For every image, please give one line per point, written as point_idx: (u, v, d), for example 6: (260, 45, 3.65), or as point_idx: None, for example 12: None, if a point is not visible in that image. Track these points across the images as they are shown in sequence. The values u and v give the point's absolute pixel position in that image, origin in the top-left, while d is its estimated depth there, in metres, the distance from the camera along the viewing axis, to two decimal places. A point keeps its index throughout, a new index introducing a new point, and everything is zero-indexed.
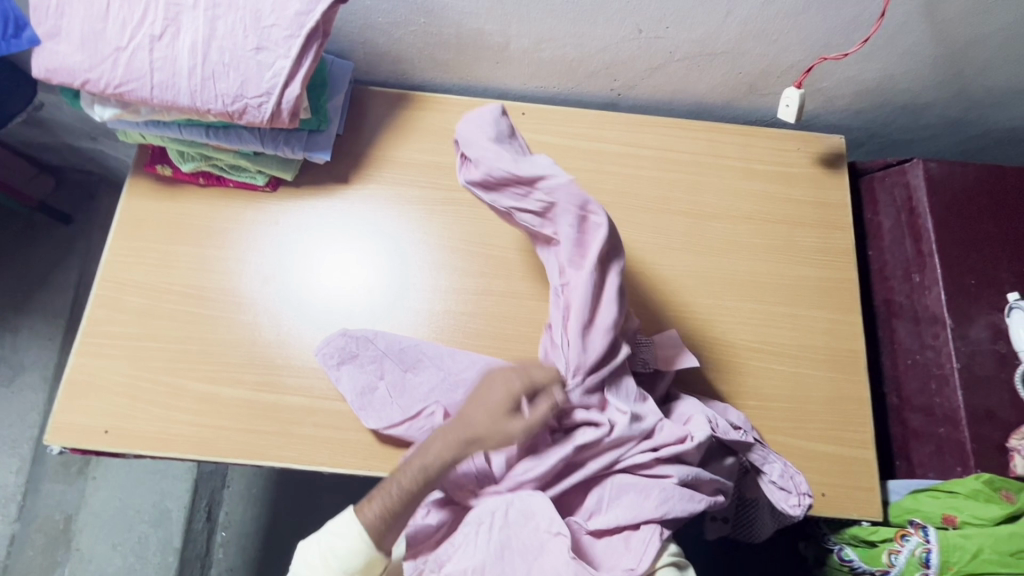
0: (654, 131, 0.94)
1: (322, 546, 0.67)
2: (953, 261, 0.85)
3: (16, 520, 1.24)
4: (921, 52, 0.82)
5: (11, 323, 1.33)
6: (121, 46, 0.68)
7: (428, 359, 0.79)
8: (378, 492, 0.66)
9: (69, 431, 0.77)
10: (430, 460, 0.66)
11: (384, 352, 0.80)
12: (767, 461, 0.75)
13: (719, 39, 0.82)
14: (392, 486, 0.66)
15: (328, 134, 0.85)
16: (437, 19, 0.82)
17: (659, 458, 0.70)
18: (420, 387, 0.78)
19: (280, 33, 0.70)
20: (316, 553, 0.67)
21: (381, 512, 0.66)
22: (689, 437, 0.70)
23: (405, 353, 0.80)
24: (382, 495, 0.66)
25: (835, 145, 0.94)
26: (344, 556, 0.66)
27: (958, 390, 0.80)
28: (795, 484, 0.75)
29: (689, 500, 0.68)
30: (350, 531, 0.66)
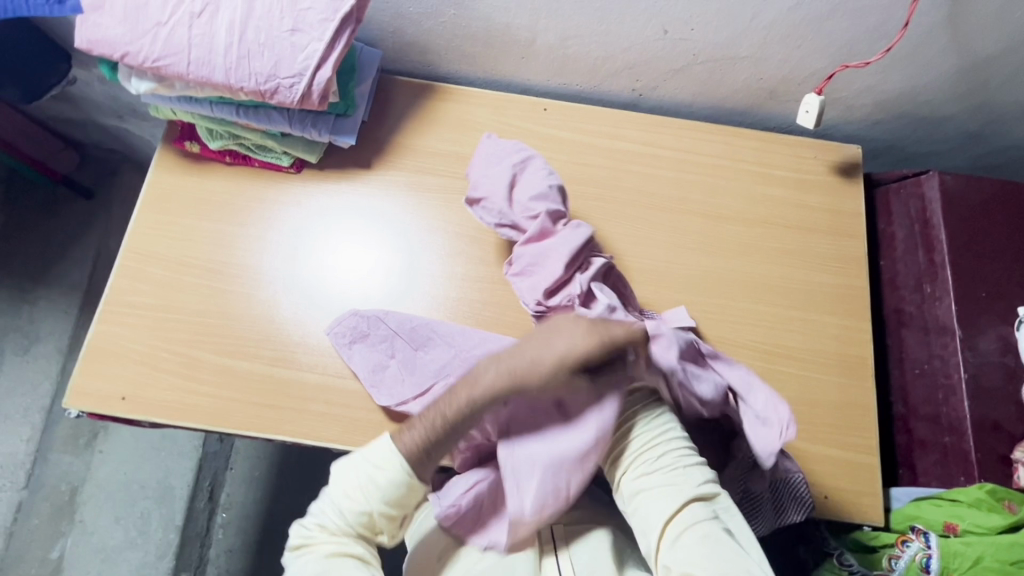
0: (673, 133, 0.95)
1: (365, 465, 0.67)
2: (964, 273, 0.86)
3: (23, 489, 1.26)
4: (941, 66, 0.84)
5: (28, 295, 1.34)
6: (162, 21, 0.70)
7: (438, 337, 0.81)
8: (420, 420, 0.68)
9: (87, 396, 0.78)
10: (475, 393, 0.67)
11: (394, 331, 0.81)
12: (750, 390, 0.76)
13: (743, 43, 0.83)
14: (432, 419, 0.67)
15: (355, 119, 0.86)
16: (467, 12, 0.83)
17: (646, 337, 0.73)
18: (431, 363, 0.80)
19: (315, 17, 0.72)
20: (356, 471, 0.67)
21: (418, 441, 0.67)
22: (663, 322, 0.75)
23: (416, 332, 0.81)
24: (420, 424, 0.68)
25: (852, 154, 0.95)
26: (385, 486, 0.66)
27: (965, 400, 0.81)
28: (776, 416, 0.73)
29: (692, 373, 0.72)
30: (391, 465, 0.66)
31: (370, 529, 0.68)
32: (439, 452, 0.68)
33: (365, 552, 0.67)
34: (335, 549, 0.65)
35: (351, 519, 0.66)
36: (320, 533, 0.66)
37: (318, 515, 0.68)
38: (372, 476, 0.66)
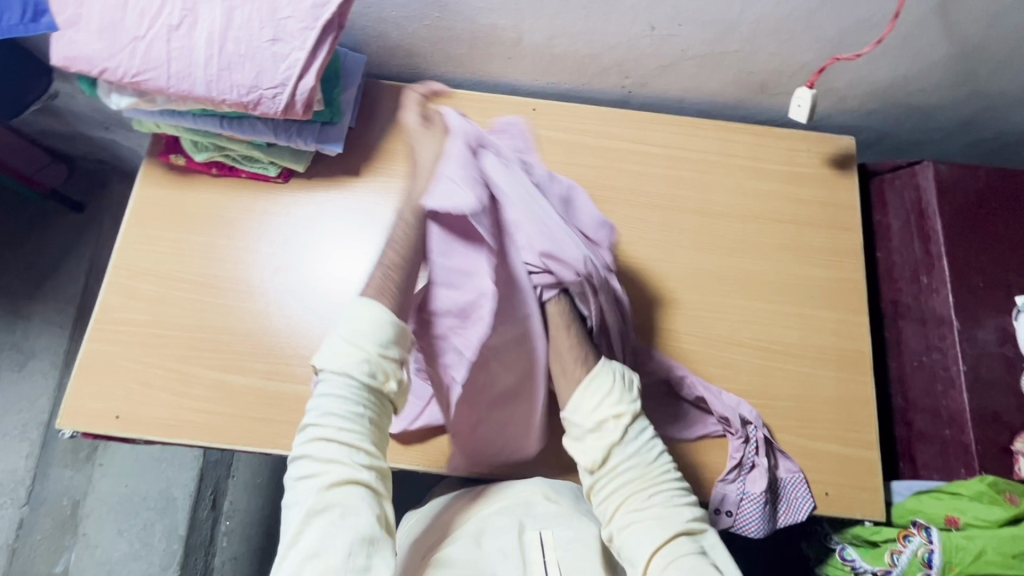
0: (664, 129, 0.94)
1: (345, 336, 0.62)
2: (961, 263, 0.85)
3: (25, 505, 1.26)
4: (933, 55, 0.82)
5: (22, 310, 1.34)
6: (139, 35, 0.69)
7: None
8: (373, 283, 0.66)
9: (81, 416, 0.78)
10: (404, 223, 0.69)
11: None
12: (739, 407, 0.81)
13: (732, 37, 0.82)
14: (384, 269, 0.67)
15: (342, 126, 0.85)
16: (451, 14, 0.82)
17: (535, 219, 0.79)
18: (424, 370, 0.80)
19: (296, 25, 0.71)
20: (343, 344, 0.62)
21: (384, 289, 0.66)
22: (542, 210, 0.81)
23: None
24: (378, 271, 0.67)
25: (846, 146, 0.94)
26: (372, 334, 0.62)
27: (964, 392, 0.80)
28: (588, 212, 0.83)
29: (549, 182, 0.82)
30: (372, 316, 0.62)
31: (379, 379, 0.62)
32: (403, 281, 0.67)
33: (377, 456, 0.61)
34: (337, 431, 0.59)
35: (347, 404, 0.60)
36: (323, 429, 0.60)
37: (317, 430, 0.60)
38: (362, 354, 0.61)
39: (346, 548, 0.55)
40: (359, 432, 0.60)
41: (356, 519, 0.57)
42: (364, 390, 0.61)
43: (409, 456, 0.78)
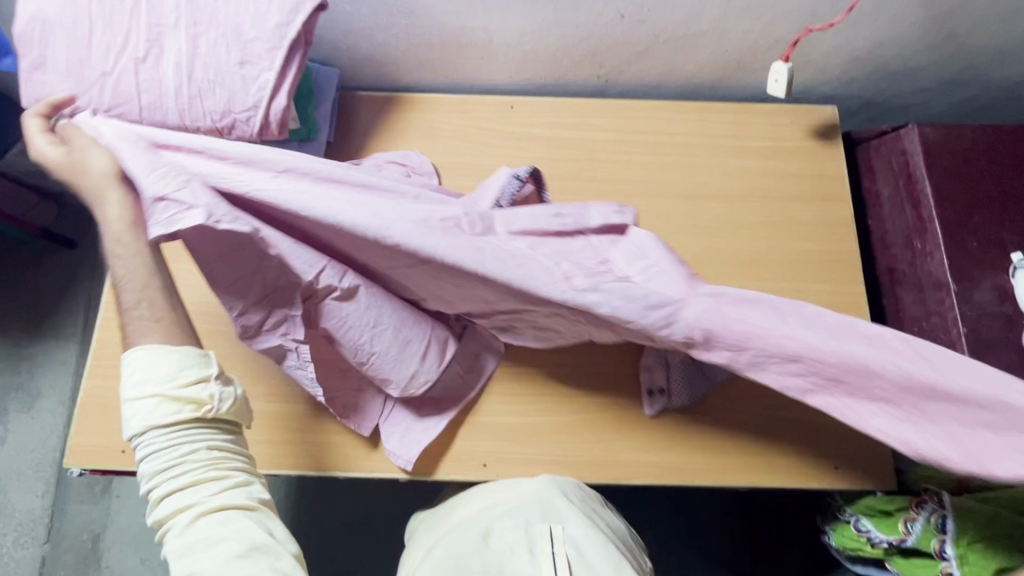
0: (645, 116, 0.93)
1: (133, 397, 0.58)
2: (953, 226, 0.84)
3: (46, 543, 1.27)
4: (907, 18, 0.81)
5: (25, 351, 1.35)
6: (107, 70, 0.68)
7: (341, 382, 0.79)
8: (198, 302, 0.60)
9: (88, 453, 0.78)
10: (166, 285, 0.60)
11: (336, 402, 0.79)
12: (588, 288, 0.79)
13: (703, 18, 0.81)
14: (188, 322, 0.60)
15: (320, 141, 0.85)
16: (419, 20, 0.81)
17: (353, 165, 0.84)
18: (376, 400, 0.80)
19: (262, 46, 0.70)
20: (139, 403, 0.58)
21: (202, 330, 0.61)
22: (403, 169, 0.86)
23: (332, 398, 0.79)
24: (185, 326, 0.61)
25: (829, 116, 0.93)
26: (159, 374, 0.58)
27: (966, 354, 0.80)
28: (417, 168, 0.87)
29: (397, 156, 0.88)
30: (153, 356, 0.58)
31: (196, 411, 0.59)
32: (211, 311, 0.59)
33: (223, 475, 0.59)
34: (170, 482, 0.57)
35: (166, 454, 0.57)
36: (160, 485, 0.57)
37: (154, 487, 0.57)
38: (160, 396, 0.57)
39: (225, 567, 0.55)
40: (192, 467, 0.58)
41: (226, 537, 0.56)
42: (179, 431, 0.58)
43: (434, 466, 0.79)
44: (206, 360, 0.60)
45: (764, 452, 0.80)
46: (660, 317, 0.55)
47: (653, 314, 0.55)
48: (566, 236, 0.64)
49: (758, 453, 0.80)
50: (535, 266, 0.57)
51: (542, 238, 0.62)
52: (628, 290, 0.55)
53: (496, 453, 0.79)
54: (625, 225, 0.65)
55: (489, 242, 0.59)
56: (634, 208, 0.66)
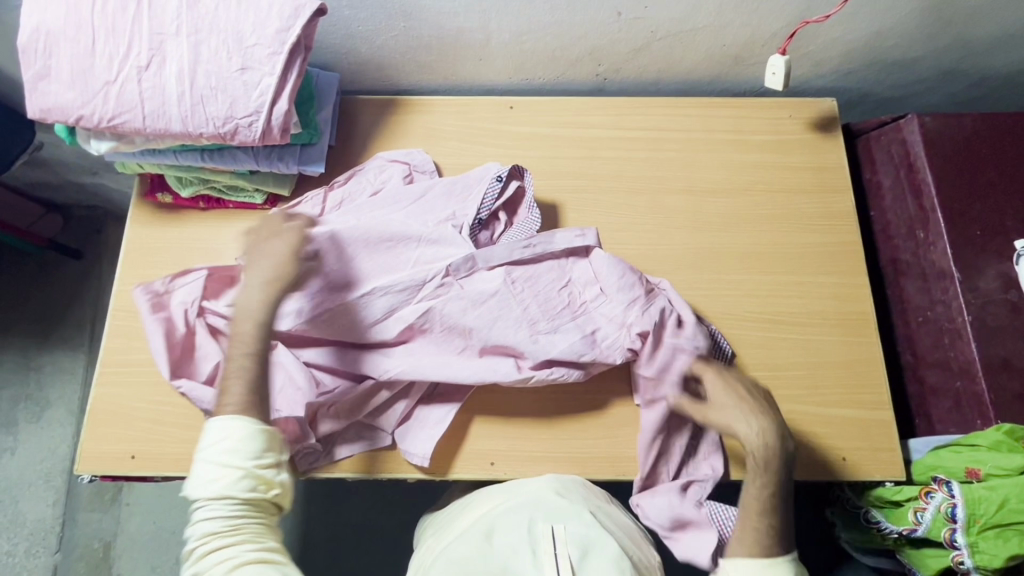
0: (644, 112, 0.94)
1: (207, 459, 0.63)
2: (955, 215, 0.84)
3: (57, 552, 1.27)
4: (904, 9, 0.82)
5: (33, 361, 1.36)
6: (110, 79, 0.69)
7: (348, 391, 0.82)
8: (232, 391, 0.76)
9: (98, 460, 0.79)
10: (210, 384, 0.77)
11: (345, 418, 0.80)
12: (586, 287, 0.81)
13: (700, 14, 0.81)
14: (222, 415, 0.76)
15: (321, 146, 0.86)
16: (417, 23, 0.82)
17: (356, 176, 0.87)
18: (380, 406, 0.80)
19: (263, 52, 0.71)
20: (211, 465, 0.63)
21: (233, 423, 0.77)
22: (409, 174, 0.88)
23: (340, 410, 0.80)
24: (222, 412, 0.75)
25: (828, 108, 0.94)
26: (237, 446, 0.63)
27: (972, 342, 0.80)
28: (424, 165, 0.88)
29: (401, 155, 0.89)
30: (237, 425, 0.64)
31: (261, 488, 0.64)
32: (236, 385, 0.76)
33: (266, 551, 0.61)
34: (223, 543, 0.61)
35: (225, 521, 0.61)
36: (210, 543, 0.61)
37: (202, 546, 0.61)
38: (234, 465, 0.62)
39: None
40: (245, 539, 0.61)
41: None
42: (242, 505, 0.63)
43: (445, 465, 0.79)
44: (279, 446, 0.66)
45: None
46: (587, 340, 0.76)
47: (585, 345, 0.75)
48: (536, 260, 0.80)
49: None
50: (505, 318, 0.76)
51: (513, 276, 0.78)
52: (572, 334, 0.76)
53: (502, 451, 0.80)
54: (587, 246, 0.81)
55: (474, 285, 0.78)
56: (594, 230, 0.81)
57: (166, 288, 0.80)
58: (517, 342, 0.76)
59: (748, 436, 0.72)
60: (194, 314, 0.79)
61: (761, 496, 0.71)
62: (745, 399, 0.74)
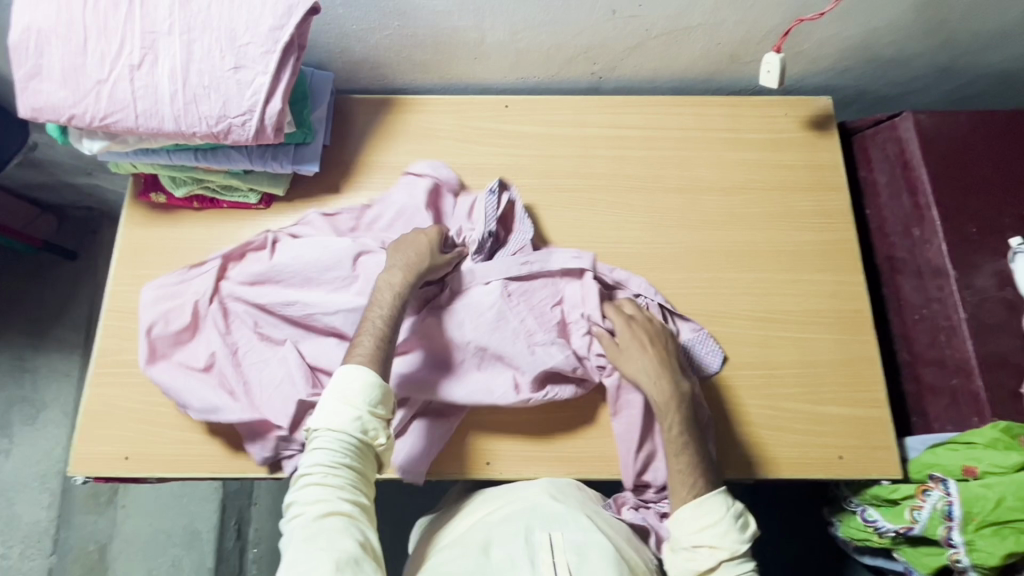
0: (639, 111, 0.94)
1: (337, 397, 0.68)
2: (951, 212, 0.84)
3: (52, 554, 1.27)
4: (898, 7, 0.82)
5: (28, 362, 1.35)
6: (103, 78, 0.69)
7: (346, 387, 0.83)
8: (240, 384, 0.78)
9: (92, 461, 0.79)
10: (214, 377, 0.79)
11: None
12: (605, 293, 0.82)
13: (694, 12, 0.81)
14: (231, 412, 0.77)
15: (315, 146, 0.85)
16: (411, 22, 0.82)
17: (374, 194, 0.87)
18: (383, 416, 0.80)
19: (256, 50, 0.71)
20: (336, 401, 0.68)
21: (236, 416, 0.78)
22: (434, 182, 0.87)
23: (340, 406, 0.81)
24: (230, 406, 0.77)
25: (823, 106, 0.93)
26: (364, 393, 0.68)
27: (968, 340, 0.80)
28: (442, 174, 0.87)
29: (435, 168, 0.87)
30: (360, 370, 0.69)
31: (368, 436, 0.69)
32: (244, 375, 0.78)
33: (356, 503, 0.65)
34: (323, 481, 0.65)
35: (336, 458, 0.66)
36: (315, 478, 0.65)
37: (309, 477, 0.65)
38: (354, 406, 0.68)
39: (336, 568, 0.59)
40: (342, 485, 0.65)
41: (350, 539, 0.61)
42: (353, 448, 0.67)
43: (442, 465, 0.79)
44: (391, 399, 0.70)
45: (767, 443, 0.80)
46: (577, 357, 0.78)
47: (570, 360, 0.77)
48: (530, 276, 0.80)
49: (763, 445, 0.80)
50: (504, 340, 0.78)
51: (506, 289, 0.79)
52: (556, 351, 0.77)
53: (497, 450, 0.79)
54: (582, 268, 0.81)
55: (471, 299, 0.79)
56: (591, 255, 0.81)
57: (181, 281, 0.82)
58: (513, 355, 0.77)
59: (656, 387, 0.75)
60: (205, 303, 0.81)
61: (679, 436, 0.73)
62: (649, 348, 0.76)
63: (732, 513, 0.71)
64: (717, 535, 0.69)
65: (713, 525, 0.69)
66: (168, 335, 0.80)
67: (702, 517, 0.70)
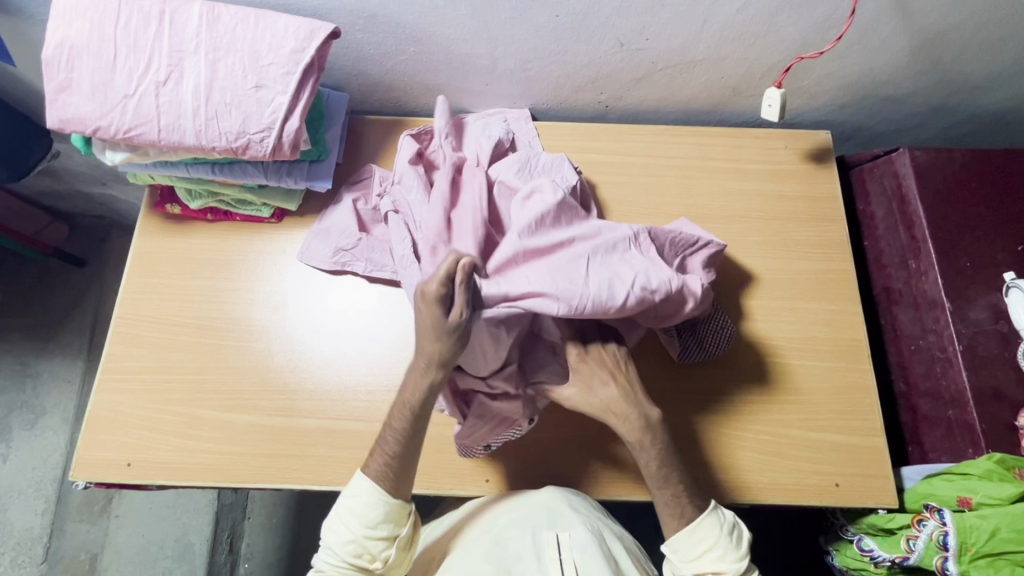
0: (644, 139, 0.96)
1: (344, 508, 0.71)
2: (947, 246, 0.86)
3: (43, 562, 1.26)
4: (894, 48, 0.85)
5: (30, 368, 1.36)
6: (129, 93, 0.72)
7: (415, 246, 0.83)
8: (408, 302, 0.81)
9: (95, 466, 0.79)
10: (297, 362, 0.84)
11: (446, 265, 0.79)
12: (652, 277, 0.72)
13: (700, 46, 0.85)
14: (349, 415, 0.82)
15: (329, 163, 0.88)
16: (426, 48, 0.85)
17: (423, 158, 0.88)
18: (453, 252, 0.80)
19: (278, 71, 0.74)
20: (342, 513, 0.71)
21: (349, 410, 0.82)
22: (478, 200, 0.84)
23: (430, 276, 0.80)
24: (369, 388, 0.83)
25: (822, 140, 0.96)
26: (366, 511, 0.70)
27: (962, 371, 0.81)
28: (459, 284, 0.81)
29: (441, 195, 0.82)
30: (364, 487, 0.71)
31: (366, 557, 0.71)
32: (358, 374, 0.84)
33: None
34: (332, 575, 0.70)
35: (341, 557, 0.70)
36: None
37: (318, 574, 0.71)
38: (351, 528, 0.70)
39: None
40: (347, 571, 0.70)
41: None
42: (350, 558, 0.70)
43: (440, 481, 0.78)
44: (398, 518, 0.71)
45: (766, 469, 0.80)
46: (575, 173, 0.86)
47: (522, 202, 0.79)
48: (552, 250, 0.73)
49: (754, 471, 0.80)
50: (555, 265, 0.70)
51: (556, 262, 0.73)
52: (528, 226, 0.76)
53: (495, 466, 0.80)
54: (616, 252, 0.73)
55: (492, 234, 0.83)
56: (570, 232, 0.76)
57: (369, 205, 0.90)
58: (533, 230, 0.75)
59: (657, 464, 0.72)
60: (373, 213, 0.90)
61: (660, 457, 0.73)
62: (618, 380, 0.74)
63: (726, 530, 0.73)
64: (715, 561, 0.72)
65: (710, 551, 0.72)
66: (371, 213, 0.90)
67: (693, 548, 0.72)
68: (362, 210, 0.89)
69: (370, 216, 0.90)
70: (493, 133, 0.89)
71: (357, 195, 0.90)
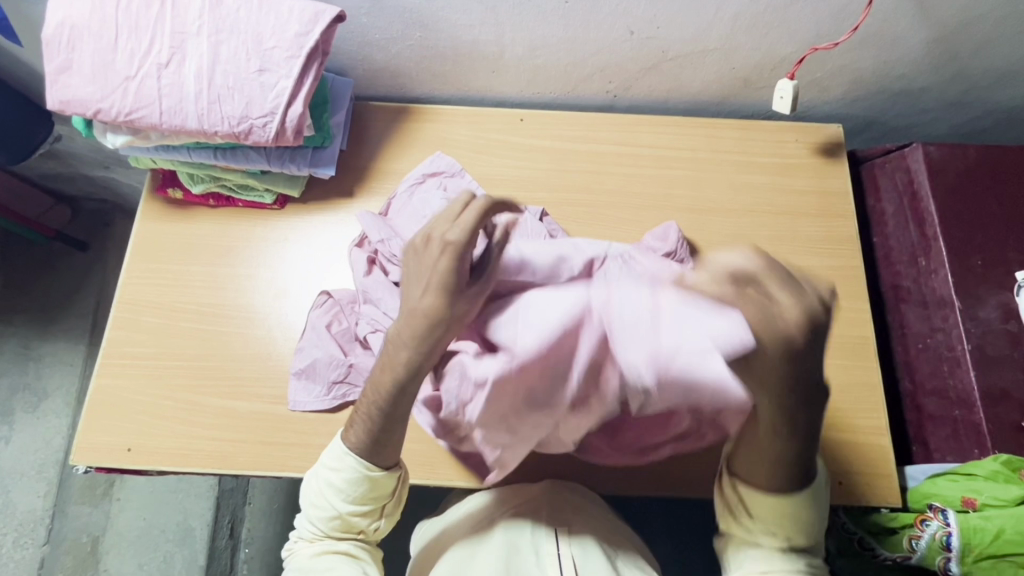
0: (652, 130, 0.95)
1: (323, 475, 0.67)
2: (957, 244, 0.85)
3: (45, 544, 1.27)
4: (910, 41, 0.83)
5: (34, 350, 1.36)
6: (130, 75, 0.71)
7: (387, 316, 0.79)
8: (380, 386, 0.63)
9: (95, 451, 0.79)
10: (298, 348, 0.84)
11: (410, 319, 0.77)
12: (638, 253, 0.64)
13: (712, 35, 0.83)
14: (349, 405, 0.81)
15: (332, 150, 0.87)
16: (432, 33, 0.83)
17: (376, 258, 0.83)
18: None
19: (281, 55, 0.72)
20: (321, 479, 0.67)
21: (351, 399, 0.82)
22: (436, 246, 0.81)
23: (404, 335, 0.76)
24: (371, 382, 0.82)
25: (833, 134, 0.95)
26: (344, 483, 0.66)
27: (970, 371, 0.80)
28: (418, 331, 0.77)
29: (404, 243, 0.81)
30: (348, 465, 0.66)
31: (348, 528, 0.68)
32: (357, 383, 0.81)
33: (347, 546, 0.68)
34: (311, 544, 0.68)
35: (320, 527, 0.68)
36: (303, 544, 0.69)
37: (298, 541, 0.70)
38: (333, 503, 0.66)
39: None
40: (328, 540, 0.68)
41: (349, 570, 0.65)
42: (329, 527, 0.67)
43: (439, 471, 0.78)
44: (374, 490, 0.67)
45: None
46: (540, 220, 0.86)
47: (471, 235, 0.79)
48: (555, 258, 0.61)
49: None
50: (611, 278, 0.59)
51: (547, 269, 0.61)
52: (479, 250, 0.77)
53: None
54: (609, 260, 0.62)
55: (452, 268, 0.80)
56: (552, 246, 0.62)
57: (337, 322, 0.83)
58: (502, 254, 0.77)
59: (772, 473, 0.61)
60: (348, 339, 0.82)
61: (781, 450, 0.58)
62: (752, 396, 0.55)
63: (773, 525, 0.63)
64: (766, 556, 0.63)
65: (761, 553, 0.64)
66: (348, 335, 0.82)
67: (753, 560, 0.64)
68: (337, 334, 0.82)
69: (347, 342, 0.82)
70: (433, 204, 0.84)
71: (326, 320, 0.83)
